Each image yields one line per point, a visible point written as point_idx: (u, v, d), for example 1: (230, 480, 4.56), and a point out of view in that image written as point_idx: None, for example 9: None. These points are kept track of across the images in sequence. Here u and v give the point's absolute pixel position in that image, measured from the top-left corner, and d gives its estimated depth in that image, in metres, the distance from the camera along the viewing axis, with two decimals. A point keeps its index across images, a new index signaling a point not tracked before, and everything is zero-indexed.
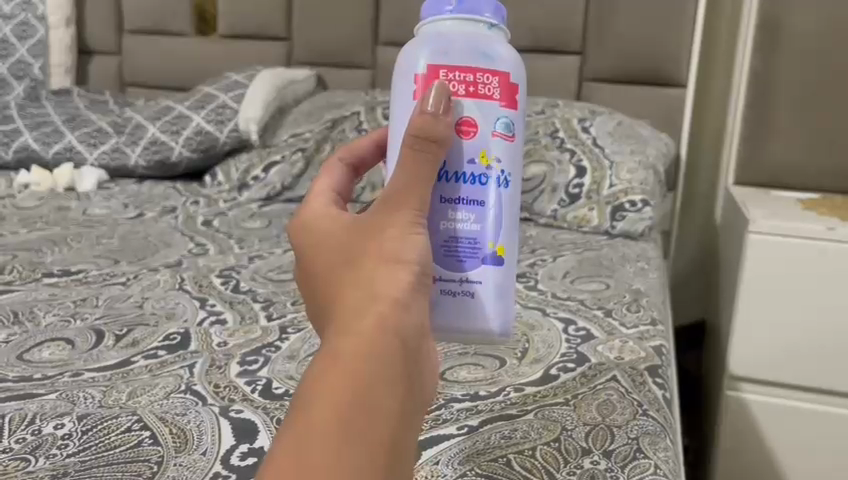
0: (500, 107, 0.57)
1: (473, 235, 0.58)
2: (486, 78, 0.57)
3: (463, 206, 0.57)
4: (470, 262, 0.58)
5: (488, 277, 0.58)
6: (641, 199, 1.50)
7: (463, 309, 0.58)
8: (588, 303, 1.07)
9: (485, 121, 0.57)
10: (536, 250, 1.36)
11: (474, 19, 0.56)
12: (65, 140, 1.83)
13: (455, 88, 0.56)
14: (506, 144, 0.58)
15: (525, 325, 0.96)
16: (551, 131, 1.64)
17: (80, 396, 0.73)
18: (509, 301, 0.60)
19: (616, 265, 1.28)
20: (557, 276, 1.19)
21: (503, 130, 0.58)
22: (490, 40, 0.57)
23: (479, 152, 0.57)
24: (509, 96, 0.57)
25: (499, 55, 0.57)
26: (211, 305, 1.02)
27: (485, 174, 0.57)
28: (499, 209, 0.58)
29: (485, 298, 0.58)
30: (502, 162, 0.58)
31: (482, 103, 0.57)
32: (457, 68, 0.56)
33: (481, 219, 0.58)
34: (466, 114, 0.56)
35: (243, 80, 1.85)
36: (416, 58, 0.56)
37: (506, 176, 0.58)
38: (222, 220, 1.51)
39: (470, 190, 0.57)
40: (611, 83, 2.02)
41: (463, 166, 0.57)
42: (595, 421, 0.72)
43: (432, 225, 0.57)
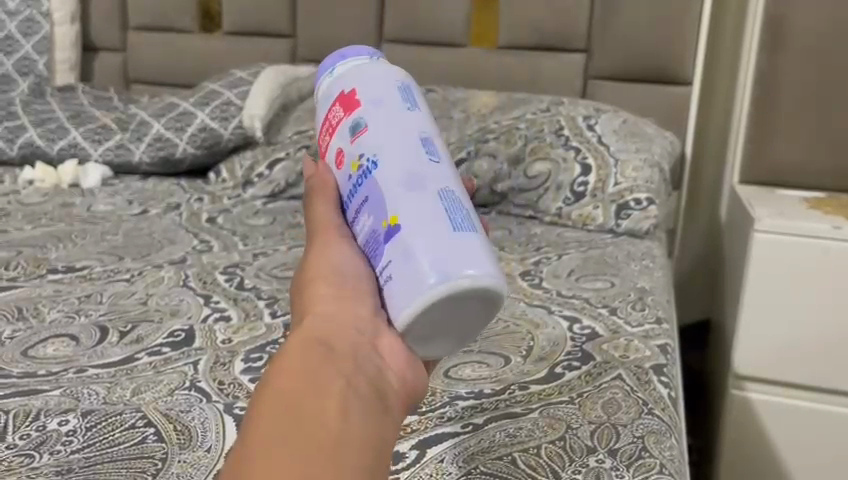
0: (348, 116, 0.59)
1: (370, 231, 0.55)
2: (335, 113, 0.61)
3: (361, 217, 0.56)
4: (378, 253, 0.54)
5: (396, 251, 0.52)
6: (646, 197, 1.49)
7: (391, 298, 0.52)
8: (593, 301, 1.06)
9: (344, 142, 0.59)
10: (540, 247, 1.36)
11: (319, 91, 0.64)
12: (70, 136, 1.83)
13: (326, 142, 0.62)
14: (361, 139, 0.57)
15: (529, 323, 0.96)
16: (556, 129, 1.63)
17: (84, 392, 0.73)
18: (432, 255, 0.50)
19: (622, 264, 1.27)
20: (562, 274, 1.19)
21: (358, 130, 0.58)
22: (332, 83, 0.63)
23: (349, 164, 0.58)
24: (351, 104, 0.59)
25: (336, 89, 0.61)
26: (215, 302, 1.02)
27: (358, 176, 0.57)
28: (376, 190, 0.55)
29: (401, 271, 0.51)
30: (365, 154, 0.57)
31: (339, 131, 0.60)
32: (323, 130, 0.63)
33: (371, 214, 0.55)
34: (335, 151, 0.60)
35: (247, 76, 1.85)
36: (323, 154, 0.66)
37: (373, 161, 0.56)
38: (226, 217, 1.50)
39: (355, 200, 0.57)
40: (616, 81, 2.02)
41: (346, 187, 0.58)
42: (600, 420, 0.72)
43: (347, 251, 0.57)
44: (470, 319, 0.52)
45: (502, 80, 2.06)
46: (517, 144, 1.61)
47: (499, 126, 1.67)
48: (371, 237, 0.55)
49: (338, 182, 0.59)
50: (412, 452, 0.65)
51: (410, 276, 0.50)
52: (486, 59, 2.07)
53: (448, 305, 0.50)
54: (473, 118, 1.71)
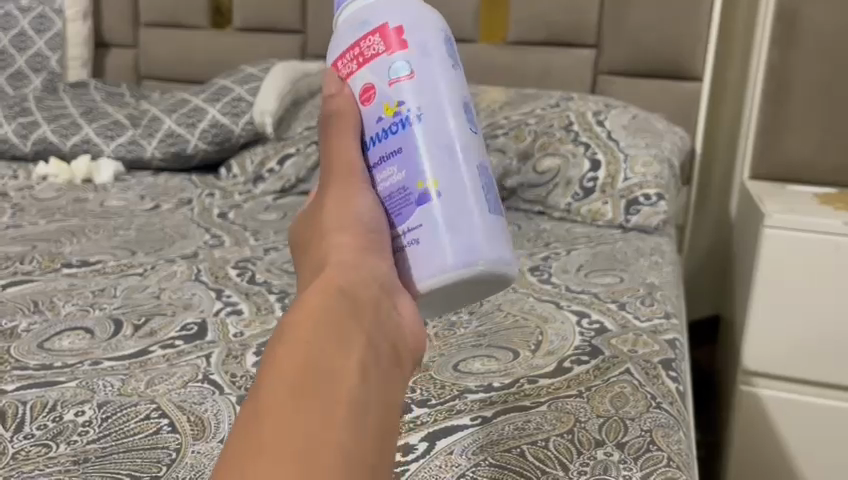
0: (391, 56, 0.57)
1: (398, 184, 0.57)
2: (370, 41, 0.58)
3: (386, 165, 0.58)
4: (405, 212, 0.56)
5: (425, 218, 0.55)
6: (656, 192, 1.50)
7: (411, 259, 0.55)
8: (602, 296, 1.07)
9: (378, 81, 0.58)
10: (550, 243, 1.36)
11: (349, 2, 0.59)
12: (83, 132, 1.85)
13: (349, 68, 0.59)
14: (404, 86, 0.56)
15: (538, 318, 0.96)
16: (566, 124, 1.63)
17: (100, 384, 0.74)
18: (462, 233, 0.54)
19: (631, 259, 1.28)
20: (572, 269, 1.19)
21: (400, 76, 0.57)
22: (366, 6, 0.58)
23: (383, 108, 0.57)
24: (393, 42, 0.57)
25: (376, 13, 0.58)
26: (227, 296, 1.03)
27: (392, 125, 0.57)
28: (414, 147, 0.56)
29: (429, 239, 0.55)
30: (405, 104, 0.56)
31: (373, 64, 0.58)
32: (345, 51, 0.59)
33: (401, 169, 0.56)
34: (363, 83, 0.58)
35: (258, 73, 1.86)
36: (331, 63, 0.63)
37: (415, 114, 0.56)
38: (237, 212, 1.52)
39: (384, 149, 0.58)
40: (626, 76, 2.02)
41: (375, 129, 0.58)
42: (609, 413, 0.73)
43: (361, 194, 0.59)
44: (474, 292, 0.57)
45: (512, 76, 2.07)
46: (527, 140, 1.62)
47: (509, 122, 1.67)
48: (396, 188, 0.57)
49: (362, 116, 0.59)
50: (422, 444, 0.66)
51: (441, 248, 0.54)
52: (496, 55, 2.08)
53: (467, 281, 0.55)
54: (484, 114, 1.71)
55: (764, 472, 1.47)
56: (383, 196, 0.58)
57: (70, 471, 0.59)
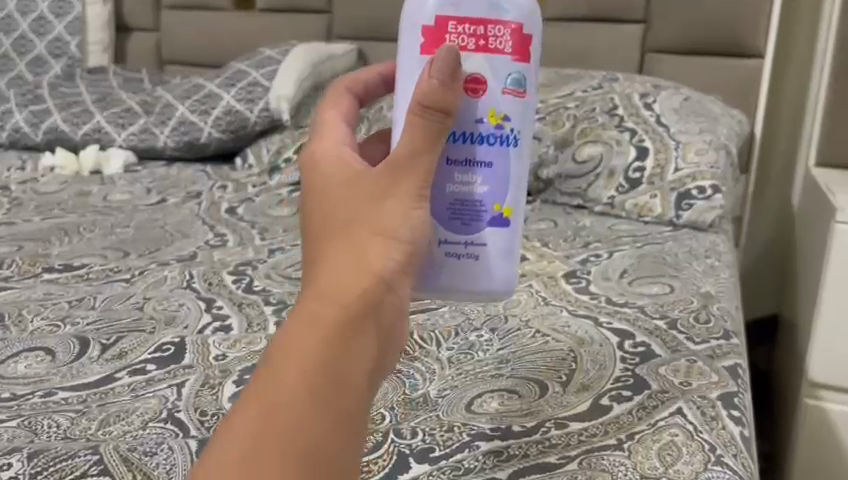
0: (512, 63, 0.59)
1: (477, 193, 0.60)
2: (498, 32, 0.59)
3: (468, 166, 0.60)
4: (476, 224, 0.61)
5: (492, 236, 0.62)
6: (711, 185, 1.33)
7: (467, 268, 0.62)
8: (649, 311, 0.91)
9: (496, 80, 0.59)
10: (591, 243, 1.20)
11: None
12: (94, 120, 1.76)
13: (464, 42, 0.58)
14: (515, 102, 0.60)
15: (572, 340, 0.82)
16: (609, 109, 1.47)
17: (44, 424, 0.63)
18: (512, 259, 0.63)
19: (682, 263, 1.12)
20: (613, 277, 1.04)
21: (515, 88, 0.60)
22: None
23: (487, 112, 0.59)
24: (521, 49, 0.59)
25: (512, 8, 0.59)
26: (217, 308, 0.91)
27: (495, 135, 0.60)
28: (504, 169, 0.61)
29: (490, 256, 0.62)
30: (512, 121, 0.60)
31: (493, 58, 0.59)
32: (468, 21, 0.58)
33: (486, 180, 0.60)
34: (476, 72, 0.59)
35: (276, 55, 1.74)
36: (430, 7, 0.59)
37: (515, 136, 0.60)
38: (247, 207, 1.40)
39: (475, 151, 0.60)
40: (677, 55, 1.85)
41: (473, 126, 0.59)
42: (656, 473, 0.58)
43: (439, 186, 0.60)
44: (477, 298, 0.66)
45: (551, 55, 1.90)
46: (566, 126, 1.46)
47: (547, 106, 1.51)
48: (474, 194, 0.60)
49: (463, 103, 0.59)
50: None
51: (498, 268, 0.63)
52: None
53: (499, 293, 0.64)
54: None
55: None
56: (456, 194, 0.60)
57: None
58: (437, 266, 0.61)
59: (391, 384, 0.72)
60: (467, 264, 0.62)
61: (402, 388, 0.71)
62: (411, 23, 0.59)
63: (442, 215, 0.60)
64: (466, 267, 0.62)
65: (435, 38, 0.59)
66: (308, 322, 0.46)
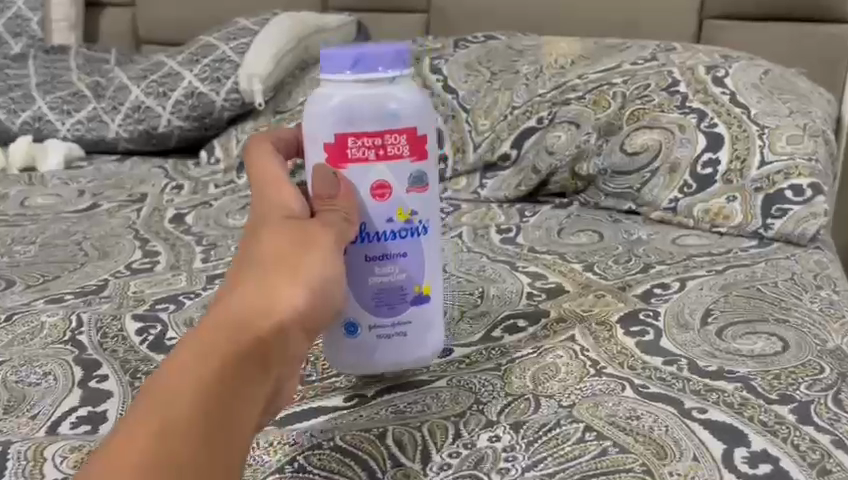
0: (412, 163, 0.54)
1: (396, 283, 0.55)
2: (394, 139, 0.52)
3: (383, 263, 0.54)
4: (398, 314, 0.55)
5: (419, 320, 0.56)
6: (810, 184, 0.99)
7: (398, 356, 0.56)
8: (761, 388, 0.59)
9: (397, 181, 0.54)
10: (652, 266, 0.87)
11: (370, 79, 0.51)
12: (35, 106, 1.46)
13: (362, 152, 0.53)
14: (422, 198, 0.54)
15: (647, 452, 0.50)
16: (668, 85, 1.13)
17: None
18: (438, 331, 0.57)
19: (789, 297, 0.78)
20: (693, 324, 0.71)
21: (419, 183, 0.54)
22: (393, 94, 0.52)
23: (394, 211, 0.54)
24: (419, 148, 0.53)
25: (405, 111, 0.52)
26: (96, 380, 0.61)
27: (404, 230, 0.55)
28: (420, 259, 0.55)
29: (420, 339, 0.56)
30: (419, 214, 0.55)
31: (393, 164, 0.53)
32: (362, 134, 0.52)
33: (403, 270, 0.55)
34: (378, 178, 0.53)
35: (251, 26, 1.43)
36: (322, 122, 0.52)
37: (424, 226, 0.55)
38: (199, 214, 1.09)
39: (386, 251, 0.54)
40: (746, 20, 1.51)
41: (380, 227, 0.54)
42: None
43: (355, 289, 0.54)
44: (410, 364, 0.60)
45: (588, 27, 1.58)
46: (611, 107, 1.14)
47: (586, 82, 1.19)
48: (393, 289, 0.55)
49: (367, 209, 0.54)
50: None
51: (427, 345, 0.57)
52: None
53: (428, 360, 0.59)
54: (549, 73, 1.23)
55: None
56: (374, 289, 0.55)
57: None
58: (363, 362, 0.55)
59: None
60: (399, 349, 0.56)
61: None
62: (309, 136, 0.53)
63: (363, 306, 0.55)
64: (398, 354, 0.56)
65: (334, 156, 0.53)
66: (199, 345, 0.42)
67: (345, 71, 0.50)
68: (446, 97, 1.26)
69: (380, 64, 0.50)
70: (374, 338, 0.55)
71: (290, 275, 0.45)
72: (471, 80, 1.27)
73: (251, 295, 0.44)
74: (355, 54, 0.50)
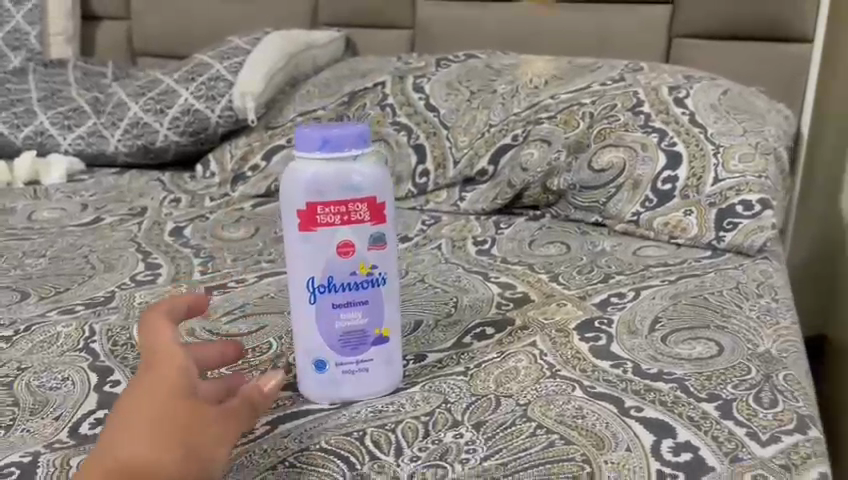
0: (372, 226, 0.63)
1: (360, 328, 0.64)
2: (358, 207, 0.62)
3: (349, 309, 0.63)
4: (362, 351, 0.64)
5: (378, 356, 0.65)
6: (760, 199, 1.08)
7: (360, 385, 0.65)
8: (692, 389, 0.67)
9: (360, 240, 0.63)
10: (611, 276, 0.96)
11: (337, 157, 0.61)
12: (36, 121, 1.53)
13: (331, 219, 0.62)
14: (381, 254, 0.64)
15: (588, 443, 0.58)
16: (633, 105, 1.22)
17: None
18: (394, 366, 0.67)
19: (731, 305, 0.87)
20: (642, 330, 0.79)
21: (378, 242, 0.63)
22: (355, 170, 0.62)
23: (357, 264, 0.63)
24: (378, 214, 0.63)
25: (366, 184, 0.62)
26: (110, 385, 0.68)
27: (366, 281, 0.63)
28: (380, 304, 0.64)
29: (380, 372, 0.66)
30: (378, 267, 0.64)
31: (356, 226, 0.62)
32: (330, 202, 0.61)
33: (366, 315, 0.64)
34: (343, 238, 0.62)
35: (244, 45, 1.50)
36: (297, 193, 0.61)
37: (383, 277, 0.64)
38: (196, 226, 1.17)
39: (351, 297, 0.63)
40: (714, 39, 1.60)
41: (345, 277, 0.63)
42: None
43: (326, 328, 0.63)
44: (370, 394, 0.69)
45: (564, 46, 1.67)
46: (580, 127, 1.22)
47: (557, 102, 1.27)
48: (358, 330, 0.64)
49: (335, 266, 0.63)
50: None
51: (385, 379, 0.66)
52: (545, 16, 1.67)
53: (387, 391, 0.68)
54: (524, 92, 1.32)
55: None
56: (341, 329, 0.63)
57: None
58: (333, 391, 0.65)
59: None
60: (362, 379, 0.65)
61: None
62: (285, 204, 0.62)
63: (332, 344, 0.63)
64: (362, 384, 0.65)
65: (306, 221, 0.62)
66: None
67: (316, 151, 0.60)
68: (428, 115, 1.35)
69: (343, 146, 0.61)
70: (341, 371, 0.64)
71: (183, 437, 0.50)
72: (451, 99, 1.36)
73: (144, 448, 0.49)
74: (323, 136, 0.60)
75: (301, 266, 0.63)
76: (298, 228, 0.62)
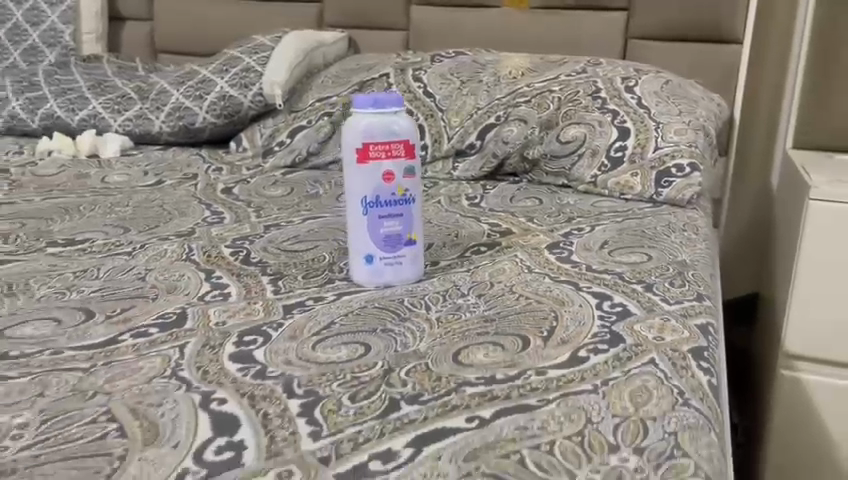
0: (406, 161, 0.91)
1: (397, 232, 0.92)
2: (397, 147, 0.90)
3: (390, 219, 0.91)
4: (398, 248, 0.93)
5: (408, 252, 0.94)
6: (689, 163, 1.38)
7: (396, 272, 0.94)
8: (627, 277, 0.96)
9: (398, 170, 0.91)
10: (573, 218, 1.26)
11: (383, 112, 0.89)
12: (90, 106, 1.79)
13: (378, 155, 0.90)
14: (411, 180, 0.92)
15: (552, 301, 0.88)
16: (593, 91, 1.52)
17: (54, 380, 0.67)
18: (418, 261, 0.95)
19: (661, 235, 1.17)
20: (594, 248, 1.09)
21: (410, 172, 0.92)
22: (394, 121, 0.90)
23: (396, 188, 0.91)
24: (409, 152, 0.91)
25: (402, 131, 0.90)
26: (217, 277, 0.95)
27: (401, 199, 0.92)
28: (411, 215, 0.93)
29: (409, 264, 0.94)
30: (409, 190, 0.92)
31: (396, 161, 0.90)
32: (379, 143, 0.89)
33: (401, 223, 0.92)
34: (387, 168, 0.90)
35: (268, 43, 1.78)
36: (355, 136, 0.89)
37: (412, 196, 0.93)
38: (242, 188, 1.44)
39: (392, 210, 0.91)
40: (663, 41, 1.91)
41: (388, 196, 0.91)
42: (628, 412, 0.63)
43: (375, 232, 0.91)
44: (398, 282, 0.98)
45: (539, 45, 1.97)
46: (550, 109, 1.51)
47: (532, 89, 1.57)
48: (395, 234, 0.92)
49: (381, 188, 0.91)
50: (407, 451, 0.56)
51: (412, 269, 0.95)
52: (522, 22, 1.98)
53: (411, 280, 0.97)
54: (504, 82, 1.61)
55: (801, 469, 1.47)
56: (385, 232, 0.92)
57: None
58: (377, 277, 0.93)
59: (382, 342, 0.77)
60: (397, 269, 0.94)
61: (393, 345, 0.76)
62: (346, 144, 0.90)
63: (378, 242, 0.92)
64: (397, 272, 0.94)
65: (362, 157, 0.89)
66: None
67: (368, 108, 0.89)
68: (426, 100, 1.64)
69: (386, 105, 0.90)
70: (383, 261, 0.93)
71: None
72: (445, 87, 1.64)
73: None
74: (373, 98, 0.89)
75: (356, 188, 0.90)
76: (355, 161, 0.90)
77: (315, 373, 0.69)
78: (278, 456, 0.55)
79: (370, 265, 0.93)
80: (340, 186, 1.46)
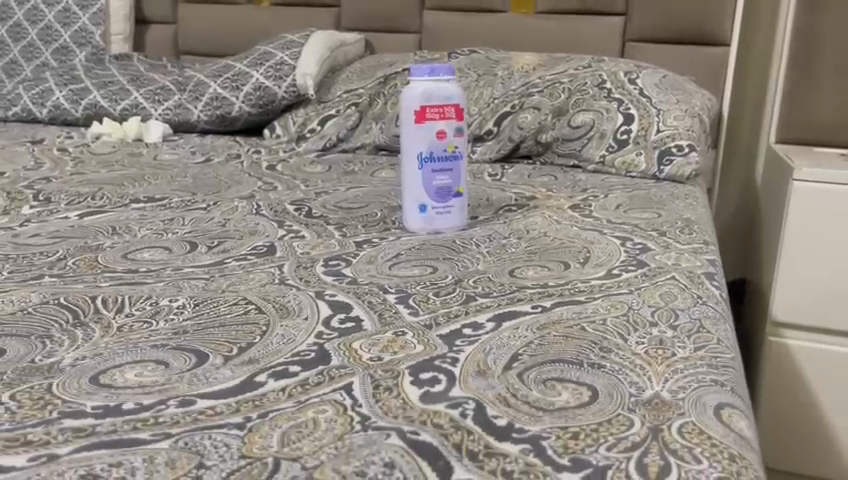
0: (456, 122, 1.06)
1: (448, 184, 1.07)
2: (450, 110, 1.05)
3: (443, 173, 1.06)
4: (448, 199, 1.08)
5: (456, 203, 1.09)
6: (688, 144, 1.55)
7: (445, 221, 1.09)
8: (643, 227, 1.12)
9: (449, 130, 1.06)
10: (587, 189, 1.42)
11: (438, 81, 1.05)
12: (132, 97, 1.93)
13: (433, 116, 1.05)
14: (460, 140, 1.07)
15: (581, 240, 1.03)
16: (599, 83, 1.68)
17: (187, 284, 0.80)
18: (463, 213, 1.10)
19: (667, 201, 1.33)
20: (611, 208, 1.25)
21: (459, 133, 1.07)
22: (447, 88, 1.05)
23: (447, 146, 1.06)
24: (459, 115, 1.06)
25: (454, 96, 1.05)
26: (288, 225, 1.09)
27: (452, 155, 1.06)
28: (459, 171, 1.07)
29: (456, 214, 1.09)
30: (459, 148, 1.07)
31: (448, 122, 1.05)
32: (434, 106, 1.04)
33: (452, 177, 1.07)
34: (441, 128, 1.05)
35: (298, 40, 1.92)
36: (413, 100, 1.04)
37: (461, 154, 1.07)
38: (285, 165, 1.59)
39: (444, 166, 1.06)
40: (657, 43, 2.09)
41: (442, 153, 1.06)
42: (659, 305, 0.78)
43: (429, 184, 1.06)
44: None
45: (543, 45, 2.14)
46: (561, 98, 1.67)
47: (544, 81, 1.72)
48: (446, 186, 1.07)
49: (436, 146, 1.05)
50: (490, 323, 0.70)
51: (458, 218, 1.10)
52: (528, 25, 2.15)
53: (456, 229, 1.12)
54: (518, 75, 1.77)
55: (796, 439, 1.56)
56: (438, 185, 1.06)
57: (173, 338, 0.64)
58: (429, 224, 1.08)
59: (447, 264, 0.91)
60: (447, 218, 1.09)
61: (457, 266, 0.91)
62: (406, 107, 1.04)
63: (432, 193, 1.07)
64: (447, 220, 1.09)
65: (419, 117, 1.04)
66: None
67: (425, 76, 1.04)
68: None
69: (440, 75, 1.06)
70: (435, 210, 1.07)
71: None
72: (463, 80, 1.80)
73: None
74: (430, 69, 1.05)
75: (414, 146, 1.05)
76: (414, 121, 1.04)
77: (399, 281, 0.84)
78: (391, 324, 0.69)
79: (423, 214, 1.07)
80: (371, 165, 1.61)
